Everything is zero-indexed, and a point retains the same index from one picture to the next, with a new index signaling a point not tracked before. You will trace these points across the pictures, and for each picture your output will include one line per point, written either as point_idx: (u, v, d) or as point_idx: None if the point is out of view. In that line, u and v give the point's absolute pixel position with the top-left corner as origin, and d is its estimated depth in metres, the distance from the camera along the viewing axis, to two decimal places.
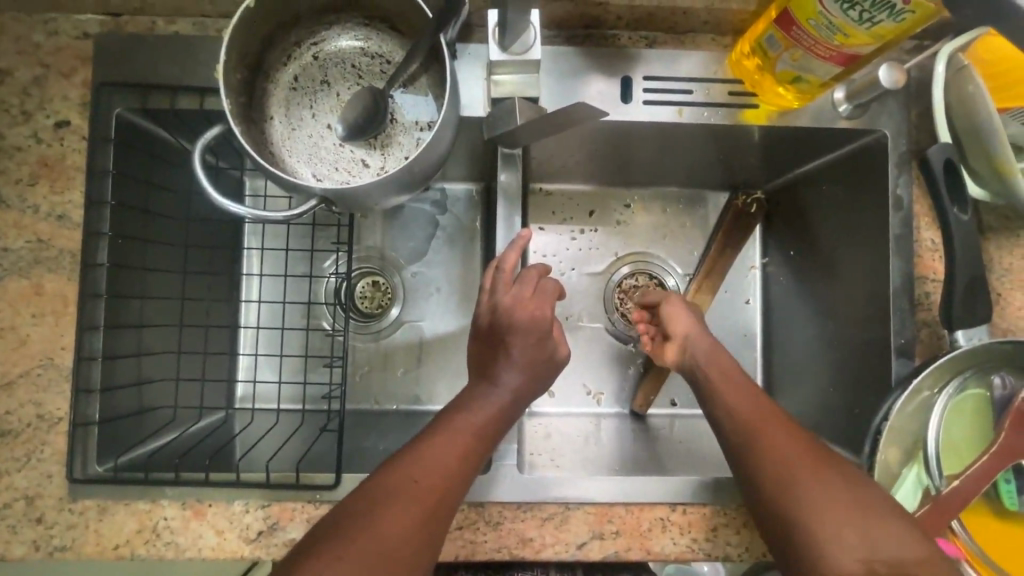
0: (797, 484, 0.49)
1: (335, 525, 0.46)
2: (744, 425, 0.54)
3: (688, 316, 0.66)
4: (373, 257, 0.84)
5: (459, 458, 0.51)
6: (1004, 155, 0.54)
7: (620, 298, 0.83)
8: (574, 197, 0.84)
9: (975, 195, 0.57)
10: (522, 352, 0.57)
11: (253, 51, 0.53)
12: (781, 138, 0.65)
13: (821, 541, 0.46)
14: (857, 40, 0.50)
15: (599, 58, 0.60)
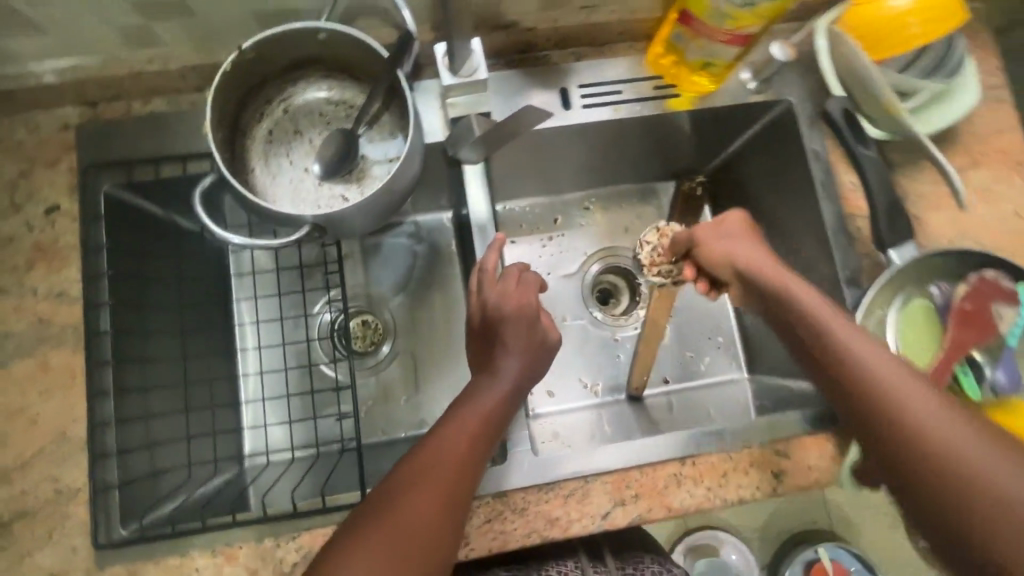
0: (971, 459, 0.43)
1: (359, 521, 0.49)
2: (865, 374, 0.49)
3: (742, 246, 0.64)
4: (359, 296, 0.88)
5: (469, 442, 0.55)
6: (890, 97, 0.62)
7: (649, 270, 0.82)
8: (535, 208, 0.90)
9: (874, 137, 0.68)
10: (516, 340, 0.62)
11: (230, 113, 0.59)
12: (708, 121, 0.74)
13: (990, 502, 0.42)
14: (745, 21, 0.59)
15: (536, 77, 0.68)
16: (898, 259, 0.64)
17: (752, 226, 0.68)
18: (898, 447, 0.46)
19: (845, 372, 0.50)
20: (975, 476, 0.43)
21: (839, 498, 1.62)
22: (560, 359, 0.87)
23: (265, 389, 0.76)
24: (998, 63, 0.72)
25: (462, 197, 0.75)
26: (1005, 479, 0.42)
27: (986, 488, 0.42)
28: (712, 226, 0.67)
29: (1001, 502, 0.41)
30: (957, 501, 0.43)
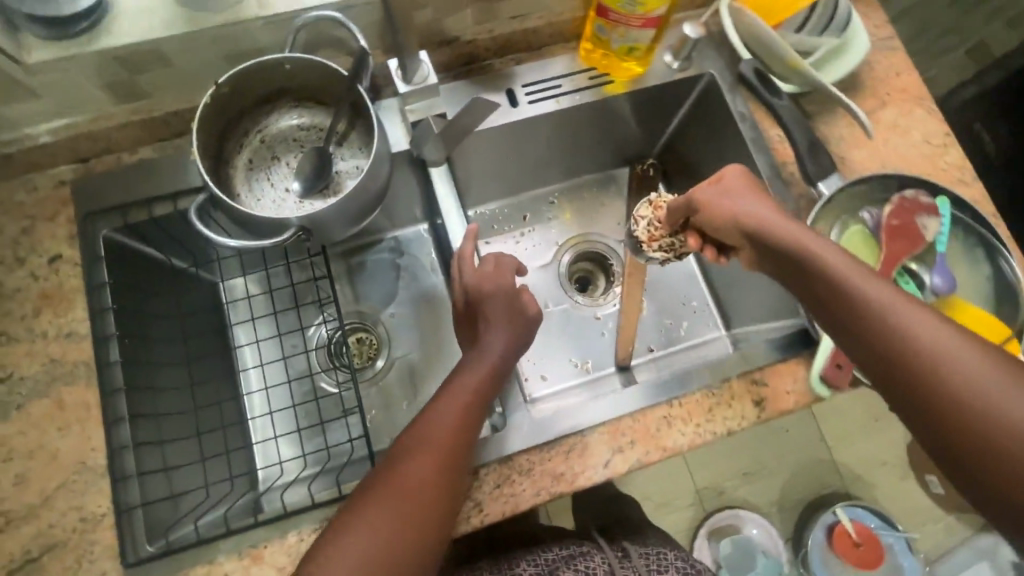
0: (948, 366, 0.48)
1: (364, 487, 0.55)
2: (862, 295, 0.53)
3: (750, 206, 0.63)
4: (353, 315, 0.93)
5: (462, 408, 0.59)
6: (790, 53, 0.71)
7: (649, 248, 0.74)
8: (504, 208, 0.97)
9: (787, 91, 0.76)
10: (498, 313, 0.67)
11: (213, 146, 0.65)
12: (643, 102, 0.82)
13: (964, 403, 0.47)
14: (652, 5, 0.67)
15: (483, 83, 0.76)
16: (827, 190, 0.72)
17: (752, 177, 0.67)
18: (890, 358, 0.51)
19: (845, 299, 0.54)
20: (965, 376, 0.47)
21: (845, 459, 1.66)
22: (547, 344, 0.92)
23: (271, 406, 0.79)
24: (883, 20, 0.83)
25: (434, 200, 0.81)
26: (974, 381, 0.47)
27: (961, 390, 0.47)
28: (712, 189, 0.65)
29: (979, 400, 0.46)
30: (949, 404, 0.47)
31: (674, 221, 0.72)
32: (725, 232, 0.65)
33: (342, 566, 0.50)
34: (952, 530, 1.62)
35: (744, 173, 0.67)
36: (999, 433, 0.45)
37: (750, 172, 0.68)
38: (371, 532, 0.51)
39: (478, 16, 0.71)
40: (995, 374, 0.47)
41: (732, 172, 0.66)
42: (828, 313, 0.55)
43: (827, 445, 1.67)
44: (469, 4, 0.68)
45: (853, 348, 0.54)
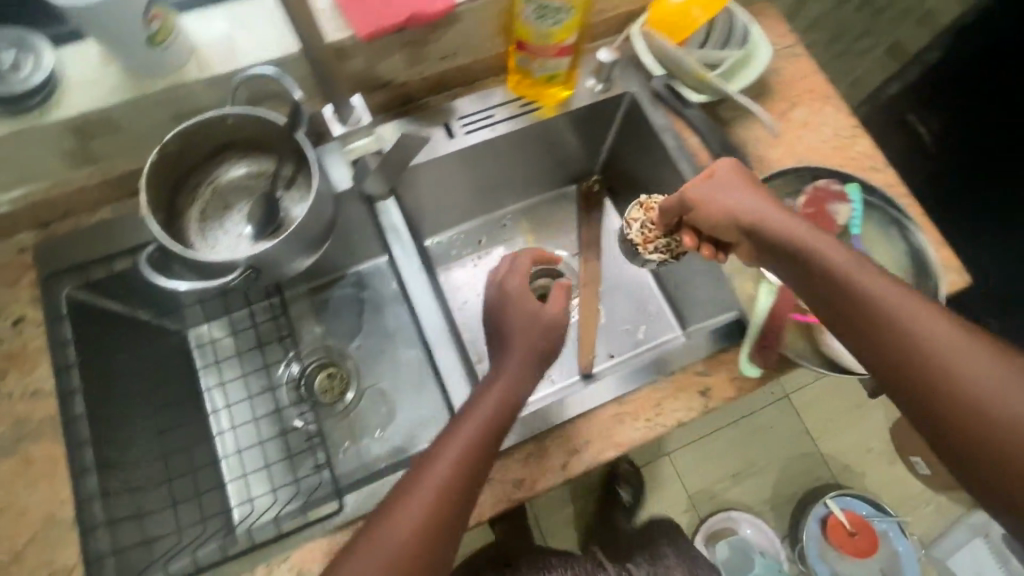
0: (946, 358, 0.52)
1: (389, 499, 0.58)
2: (856, 286, 0.58)
3: (741, 200, 0.69)
4: (319, 347, 0.89)
5: (484, 426, 0.62)
6: (691, 63, 0.78)
7: (645, 249, 0.86)
8: (461, 234, 1.02)
9: (699, 101, 0.82)
10: (518, 328, 0.71)
11: (164, 201, 0.69)
12: (575, 123, 0.88)
13: (961, 395, 0.50)
14: (562, 36, 0.72)
15: (420, 119, 0.82)
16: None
17: (748, 173, 0.72)
18: (891, 350, 0.55)
19: (849, 293, 0.58)
20: (963, 367, 0.51)
21: (831, 450, 1.68)
22: None
23: (240, 444, 0.81)
24: (785, 31, 0.91)
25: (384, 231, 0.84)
26: (971, 374, 0.50)
27: (957, 381, 0.51)
28: (708, 186, 0.71)
29: (976, 390, 0.50)
30: (948, 394, 0.51)
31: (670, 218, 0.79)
32: (720, 229, 0.71)
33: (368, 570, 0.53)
34: (944, 510, 1.63)
35: (737, 167, 0.72)
36: (994, 424, 0.49)
37: (745, 167, 0.73)
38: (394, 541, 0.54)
39: (409, 60, 0.77)
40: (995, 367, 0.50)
41: (724, 165, 0.72)
42: (832, 308, 0.60)
43: (812, 437, 1.69)
44: (399, 49, 0.74)
45: (858, 342, 0.58)
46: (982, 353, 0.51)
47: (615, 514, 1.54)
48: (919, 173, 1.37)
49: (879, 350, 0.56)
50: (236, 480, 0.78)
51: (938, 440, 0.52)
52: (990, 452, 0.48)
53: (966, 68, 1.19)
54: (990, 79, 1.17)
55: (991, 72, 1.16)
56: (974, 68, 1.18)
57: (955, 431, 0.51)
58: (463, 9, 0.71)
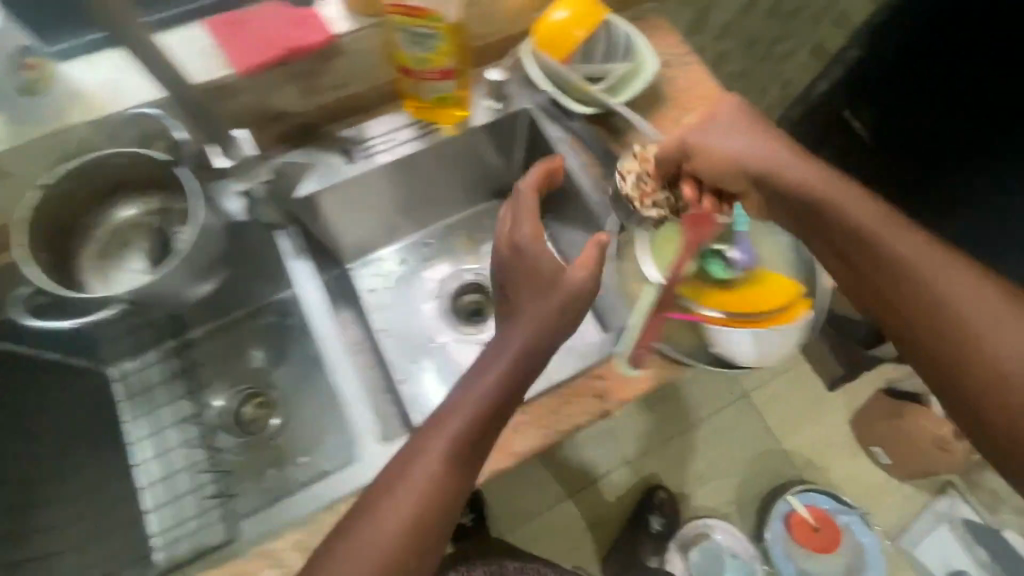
0: (969, 315, 0.56)
1: (400, 459, 0.59)
2: (885, 245, 0.62)
3: (745, 147, 0.72)
4: (246, 380, 0.89)
5: (492, 390, 0.60)
6: (574, 78, 0.82)
7: (641, 204, 0.78)
8: (386, 256, 1.06)
9: (587, 111, 0.83)
10: (529, 287, 0.67)
11: (51, 242, 0.69)
12: (478, 141, 0.89)
13: (978, 349, 0.55)
14: (440, 60, 0.75)
15: (320, 146, 0.84)
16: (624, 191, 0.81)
17: (759, 118, 0.74)
18: (914, 303, 0.59)
19: (877, 251, 0.62)
20: (982, 324, 0.56)
21: (794, 446, 1.68)
22: (436, 372, 0.98)
23: (159, 474, 0.81)
24: (677, 41, 0.94)
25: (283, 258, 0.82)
26: (989, 331, 0.55)
27: (974, 335, 0.56)
28: (715, 128, 0.74)
29: (991, 344, 0.55)
30: (962, 346, 0.56)
31: (671, 166, 0.77)
32: (728, 178, 0.74)
33: (384, 528, 0.56)
34: (911, 501, 1.62)
35: (740, 110, 0.75)
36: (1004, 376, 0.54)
37: (750, 108, 0.75)
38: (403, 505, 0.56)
39: (299, 92, 0.79)
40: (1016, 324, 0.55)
41: (725, 109, 0.75)
42: (857, 263, 0.64)
43: (775, 435, 1.69)
44: (285, 83, 0.76)
45: (877, 296, 0.62)
46: (988, 299, 0.56)
47: (640, 545, 1.54)
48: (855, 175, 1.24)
49: (900, 305, 0.60)
50: (154, 509, 0.79)
51: (933, 379, 0.59)
52: (986, 395, 0.54)
53: (915, 61, 1.05)
54: (946, 75, 1.03)
55: (945, 69, 1.03)
56: (926, 62, 1.04)
57: (962, 380, 0.56)
58: (346, 40, 0.75)
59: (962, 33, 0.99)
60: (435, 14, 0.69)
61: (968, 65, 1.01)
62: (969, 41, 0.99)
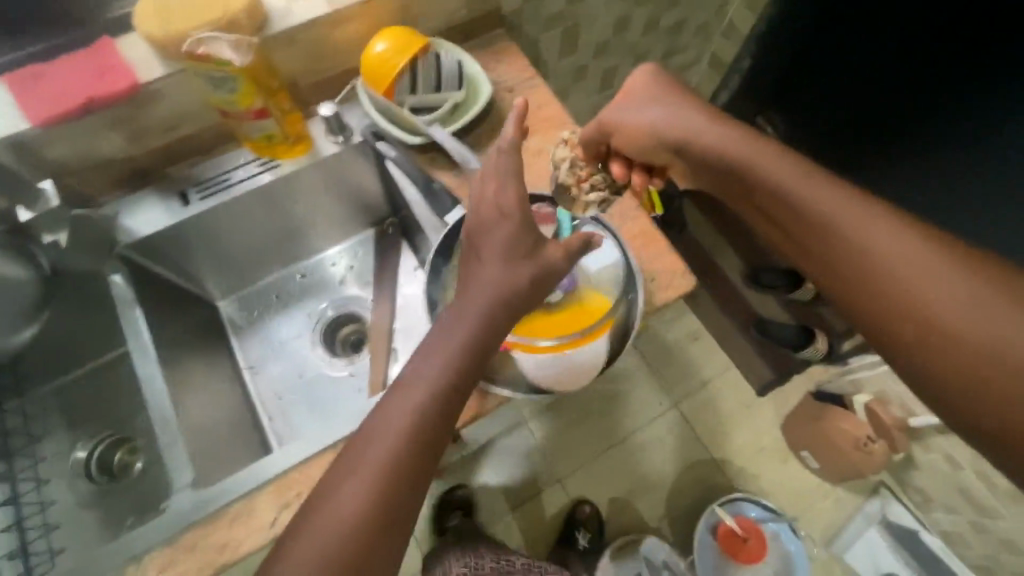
0: (892, 262, 0.58)
1: (362, 432, 0.60)
2: (806, 204, 0.64)
3: (660, 118, 0.78)
4: (106, 425, 0.89)
5: (452, 356, 0.61)
6: (399, 111, 0.83)
7: (579, 187, 0.87)
8: (258, 288, 1.05)
9: (413, 141, 0.83)
10: (490, 250, 0.65)
11: None
12: (319, 175, 0.91)
13: (905, 294, 0.57)
14: (246, 100, 0.75)
15: (155, 191, 0.85)
16: (449, 221, 0.79)
17: (676, 88, 0.81)
18: (838, 258, 0.61)
19: (800, 209, 0.65)
20: (902, 271, 0.57)
21: (725, 455, 1.67)
22: (304, 407, 0.97)
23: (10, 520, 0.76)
24: (526, 64, 0.94)
25: (121, 303, 0.83)
26: (908, 277, 0.57)
27: (896, 282, 0.57)
28: (632, 102, 0.81)
29: (914, 288, 0.56)
30: (886, 293, 0.58)
31: (598, 148, 0.86)
32: (649, 149, 0.81)
33: (346, 500, 0.56)
34: (843, 503, 1.62)
35: (654, 84, 0.82)
36: (928, 316, 0.55)
37: (663, 78, 0.81)
38: (362, 476, 0.57)
39: (124, 139, 0.79)
40: (938, 268, 0.56)
41: (638, 84, 0.82)
42: (785, 225, 0.66)
43: (705, 443, 1.68)
44: (106, 129, 0.76)
45: (804, 254, 0.65)
46: (898, 234, 0.59)
47: (569, 561, 1.52)
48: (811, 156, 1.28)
49: (825, 261, 0.62)
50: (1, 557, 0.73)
51: (856, 319, 0.61)
52: (912, 338, 0.56)
53: (918, 60, 1.05)
54: (942, 74, 1.03)
55: (938, 67, 1.03)
56: (924, 56, 1.04)
57: (889, 326, 0.58)
58: (156, 85, 0.74)
59: (958, 35, 0.99)
60: (223, 60, 0.70)
61: (957, 66, 1.01)
62: (969, 41, 0.98)
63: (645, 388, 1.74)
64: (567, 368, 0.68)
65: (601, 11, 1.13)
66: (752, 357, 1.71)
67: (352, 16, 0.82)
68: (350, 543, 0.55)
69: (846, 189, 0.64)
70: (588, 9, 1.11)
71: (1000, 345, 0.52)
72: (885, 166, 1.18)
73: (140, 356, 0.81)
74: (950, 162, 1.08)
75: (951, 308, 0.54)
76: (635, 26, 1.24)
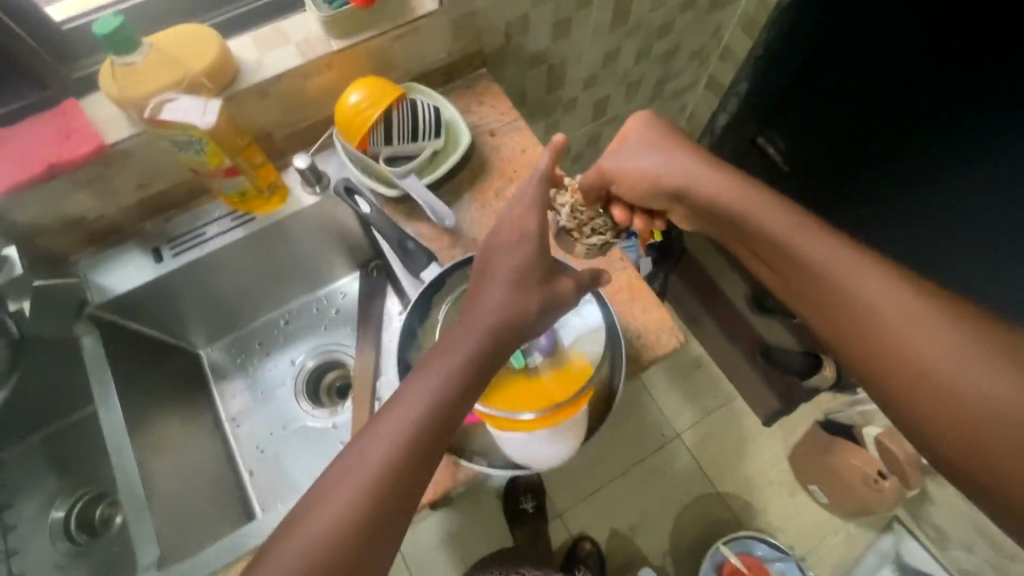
0: (889, 317, 0.55)
1: (357, 438, 0.58)
2: (800, 253, 0.62)
3: (658, 165, 0.76)
4: (83, 481, 0.88)
5: (457, 371, 0.59)
6: (374, 165, 0.80)
7: (580, 234, 0.85)
8: (240, 335, 1.02)
9: (390, 194, 0.81)
10: (501, 270, 0.65)
11: None
12: (299, 227, 0.89)
13: (902, 352, 0.54)
14: (215, 159, 0.73)
15: (129, 248, 0.84)
16: (425, 278, 0.79)
17: (674, 133, 0.78)
18: (835, 308, 0.59)
19: (795, 258, 0.63)
20: (899, 327, 0.55)
21: (730, 488, 1.62)
22: (286, 462, 0.94)
23: None
24: (509, 106, 0.91)
25: (95, 365, 0.83)
26: (905, 333, 0.54)
27: (892, 339, 0.55)
28: (629, 148, 0.79)
29: (912, 347, 0.54)
30: (884, 349, 0.55)
31: (599, 193, 0.84)
32: (649, 196, 0.79)
33: (333, 506, 0.54)
34: (855, 539, 1.55)
35: (651, 128, 0.79)
36: (925, 377, 0.53)
37: (659, 122, 0.79)
38: (351, 483, 0.55)
39: (97, 200, 0.78)
40: (938, 324, 0.53)
41: (635, 129, 0.79)
42: (782, 273, 0.65)
43: (708, 476, 1.63)
44: (75, 190, 0.75)
45: (801, 303, 0.63)
46: (893, 285, 0.57)
47: None
48: (813, 181, 1.24)
49: (820, 313, 0.61)
50: None
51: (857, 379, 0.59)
52: (910, 396, 0.53)
53: (916, 63, 0.96)
54: (945, 77, 0.93)
55: (939, 65, 0.93)
56: (924, 53, 0.94)
57: (889, 382, 0.55)
58: (124, 145, 0.73)
59: (960, 25, 0.88)
60: (185, 124, 0.68)
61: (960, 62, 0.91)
62: (971, 40, 0.88)
63: (646, 417, 1.69)
64: (551, 443, 0.64)
65: (589, 42, 1.10)
66: (757, 386, 1.65)
67: (326, 66, 0.79)
68: (331, 555, 0.53)
69: (844, 243, 0.61)
70: (576, 43, 1.08)
71: (1002, 407, 0.49)
72: (891, 173, 1.08)
73: (111, 424, 0.81)
74: (964, 168, 0.98)
75: (949, 368, 0.52)
76: (626, 56, 1.21)
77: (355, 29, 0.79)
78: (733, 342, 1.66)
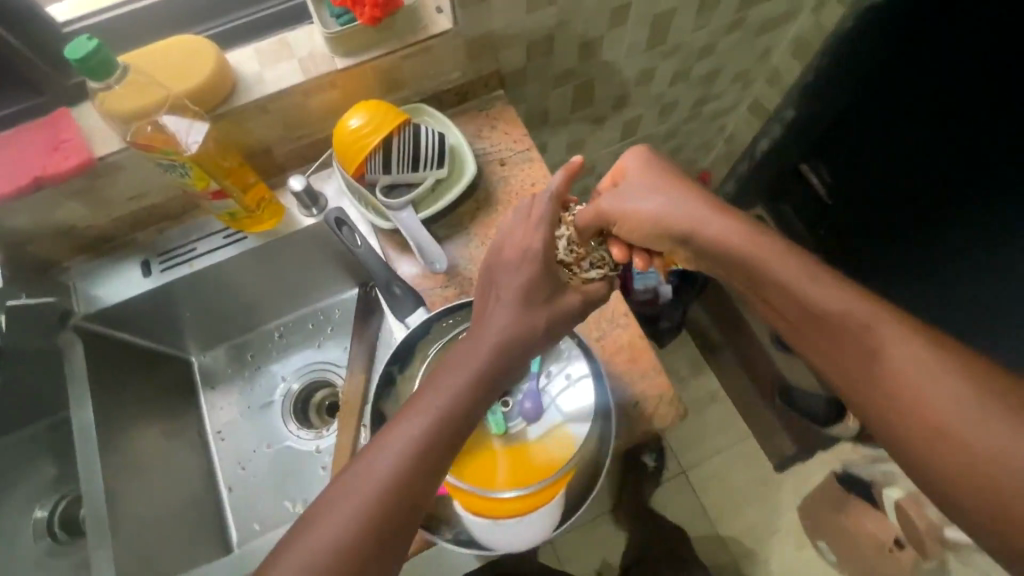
0: (904, 370, 0.49)
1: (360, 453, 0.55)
2: (808, 297, 0.55)
3: (660, 207, 0.68)
4: (65, 482, 0.88)
5: (465, 382, 0.58)
6: (368, 194, 0.76)
7: (579, 267, 0.75)
8: (232, 345, 0.99)
9: (381, 224, 0.77)
10: (509, 283, 0.63)
11: None
12: (293, 247, 0.85)
13: (920, 409, 0.48)
14: (200, 183, 0.71)
15: (118, 261, 0.83)
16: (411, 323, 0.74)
17: (677, 172, 0.71)
18: (847, 360, 0.52)
19: (801, 305, 0.56)
20: (916, 381, 0.48)
21: (733, 532, 1.55)
22: (264, 482, 0.90)
23: None
24: (523, 133, 0.84)
25: (75, 373, 0.81)
26: (924, 386, 0.48)
27: (909, 396, 0.48)
28: (632, 187, 0.71)
29: (932, 404, 0.47)
30: (902, 404, 0.49)
31: (600, 228, 0.75)
32: (653, 239, 0.70)
33: (340, 524, 0.51)
34: None
35: (651, 167, 0.72)
36: (948, 436, 0.46)
37: (660, 162, 0.72)
38: (359, 499, 0.52)
39: (90, 209, 0.76)
40: (956, 377, 0.47)
41: (634, 166, 0.72)
42: (788, 322, 0.58)
43: (710, 516, 1.56)
44: (65, 201, 0.73)
45: (811, 352, 0.56)
46: (905, 339, 0.50)
47: None
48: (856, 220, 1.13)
49: (832, 366, 0.54)
50: None
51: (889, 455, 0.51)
52: (935, 458, 0.46)
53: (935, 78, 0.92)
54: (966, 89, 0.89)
55: (948, 61, 0.89)
56: (930, 51, 0.90)
57: (912, 442, 0.48)
58: (112, 159, 0.70)
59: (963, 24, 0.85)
60: (167, 148, 0.67)
61: (969, 56, 0.87)
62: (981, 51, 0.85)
63: None
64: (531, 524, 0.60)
65: (620, 62, 1.01)
66: (772, 429, 1.56)
67: (331, 84, 0.75)
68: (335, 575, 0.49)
69: (854, 290, 0.54)
70: (605, 63, 1.00)
71: None
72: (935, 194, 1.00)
73: (91, 434, 0.81)
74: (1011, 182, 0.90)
75: (973, 428, 0.45)
76: (661, 77, 1.13)
77: (366, 46, 0.74)
78: (751, 380, 1.57)
